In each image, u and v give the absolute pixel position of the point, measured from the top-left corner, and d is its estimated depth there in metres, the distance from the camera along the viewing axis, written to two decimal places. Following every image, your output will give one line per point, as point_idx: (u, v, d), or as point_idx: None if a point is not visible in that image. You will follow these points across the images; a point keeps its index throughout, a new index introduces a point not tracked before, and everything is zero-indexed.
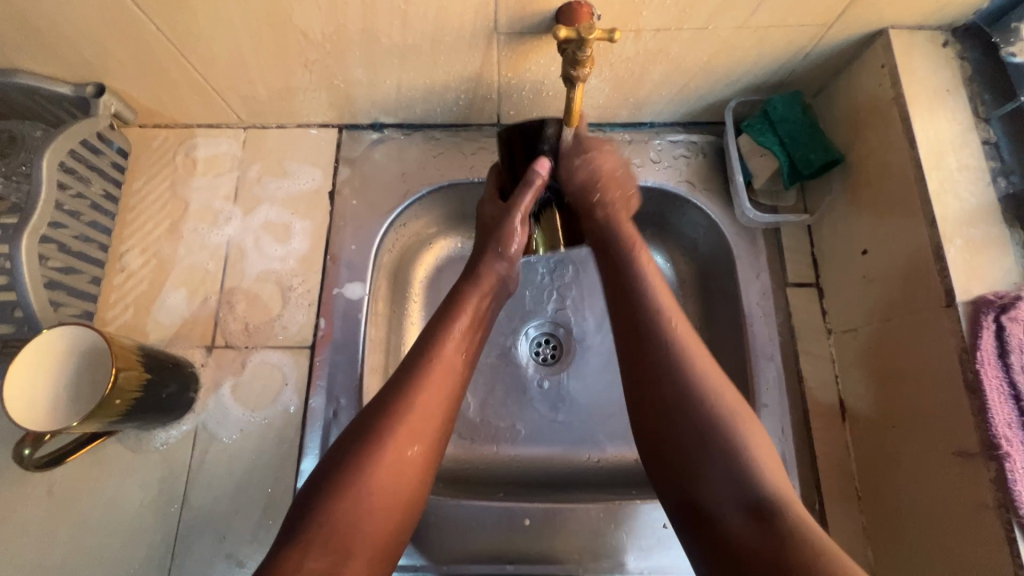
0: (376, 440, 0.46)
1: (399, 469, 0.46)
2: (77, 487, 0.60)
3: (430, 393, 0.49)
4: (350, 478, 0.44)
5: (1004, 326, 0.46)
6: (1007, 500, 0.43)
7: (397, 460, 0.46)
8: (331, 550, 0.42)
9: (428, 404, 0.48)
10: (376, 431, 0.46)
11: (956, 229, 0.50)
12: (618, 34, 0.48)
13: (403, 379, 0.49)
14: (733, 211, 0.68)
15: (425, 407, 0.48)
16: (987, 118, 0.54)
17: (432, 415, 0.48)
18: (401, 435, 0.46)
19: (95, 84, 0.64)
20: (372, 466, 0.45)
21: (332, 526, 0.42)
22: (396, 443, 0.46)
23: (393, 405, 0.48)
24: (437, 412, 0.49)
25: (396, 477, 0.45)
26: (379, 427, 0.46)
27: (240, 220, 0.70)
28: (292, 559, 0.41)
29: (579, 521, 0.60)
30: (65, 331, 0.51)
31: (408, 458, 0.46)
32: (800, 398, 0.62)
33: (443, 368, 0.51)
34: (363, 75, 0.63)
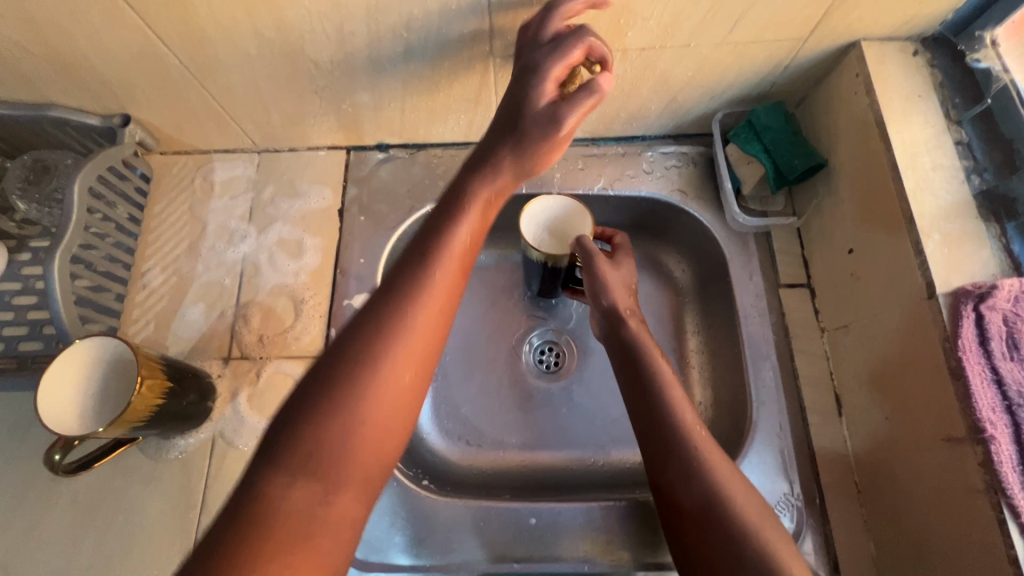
0: (370, 355, 0.43)
1: (393, 395, 0.43)
2: (100, 494, 0.62)
3: (424, 317, 0.45)
4: (341, 393, 0.41)
5: (983, 315, 0.48)
6: (994, 482, 0.44)
7: (391, 378, 0.43)
8: (313, 473, 0.39)
9: (421, 326, 0.45)
10: (370, 347, 0.43)
11: (934, 224, 0.53)
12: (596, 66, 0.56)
13: (399, 293, 0.46)
14: (724, 217, 0.72)
15: (417, 330, 0.45)
16: (958, 121, 0.57)
17: (424, 338, 0.45)
18: (395, 354, 0.44)
19: (121, 115, 0.68)
20: (360, 383, 0.42)
21: (318, 451, 0.40)
22: (389, 364, 0.43)
23: (385, 320, 0.44)
24: (426, 338, 0.45)
25: (387, 397, 0.42)
26: (369, 344, 0.43)
27: (254, 237, 0.73)
28: (275, 484, 0.38)
29: (585, 520, 0.61)
30: (92, 343, 0.54)
31: (403, 383, 0.43)
32: (796, 395, 0.64)
33: (440, 286, 0.47)
34: (369, 99, 0.67)
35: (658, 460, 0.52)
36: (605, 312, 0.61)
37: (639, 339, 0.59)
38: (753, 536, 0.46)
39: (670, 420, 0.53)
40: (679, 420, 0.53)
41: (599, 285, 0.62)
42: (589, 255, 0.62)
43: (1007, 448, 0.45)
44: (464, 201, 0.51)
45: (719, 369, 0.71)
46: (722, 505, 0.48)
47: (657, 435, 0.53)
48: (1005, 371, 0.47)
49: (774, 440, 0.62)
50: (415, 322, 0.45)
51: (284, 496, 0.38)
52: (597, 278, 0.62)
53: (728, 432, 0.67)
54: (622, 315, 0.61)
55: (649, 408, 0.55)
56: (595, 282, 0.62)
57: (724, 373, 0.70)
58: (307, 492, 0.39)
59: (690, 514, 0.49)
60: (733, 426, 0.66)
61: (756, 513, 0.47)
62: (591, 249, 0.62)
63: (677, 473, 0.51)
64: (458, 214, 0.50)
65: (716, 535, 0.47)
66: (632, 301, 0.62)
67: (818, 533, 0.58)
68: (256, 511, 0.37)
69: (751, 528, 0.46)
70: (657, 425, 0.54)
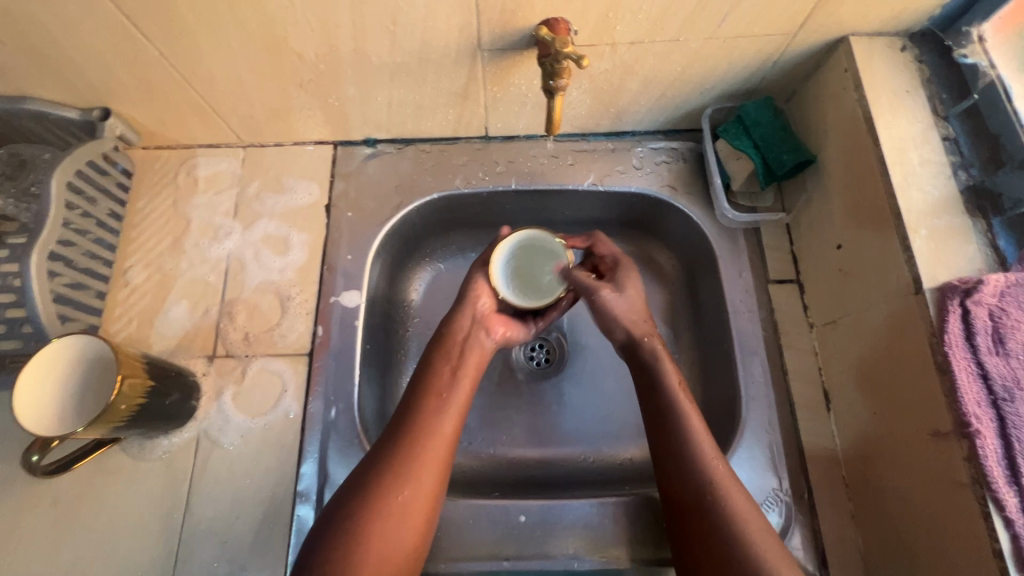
0: (371, 490, 0.50)
1: (398, 527, 0.49)
2: (81, 495, 0.61)
3: (422, 473, 0.51)
4: (348, 526, 0.48)
5: (969, 309, 0.47)
6: (979, 475, 0.44)
7: (381, 558, 0.48)
8: None
9: (423, 452, 0.52)
10: (372, 482, 0.50)
11: (920, 219, 0.53)
12: (584, 61, 0.51)
13: (401, 422, 0.54)
14: (714, 213, 0.72)
15: (421, 458, 0.52)
16: (945, 116, 0.57)
17: (429, 463, 0.52)
18: (392, 487, 0.50)
19: (101, 108, 0.67)
20: (367, 512, 0.49)
21: None
22: (390, 495, 0.50)
23: (388, 452, 0.52)
24: (433, 461, 0.52)
25: (391, 526, 0.49)
26: (373, 478, 0.50)
27: (239, 234, 0.72)
28: None
29: (575, 516, 0.61)
30: (70, 342, 0.53)
31: (405, 513, 0.50)
32: (785, 390, 0.64)
33: (436, 418, 0.54)
34: (356, 93, 0.66)
35: (663, 460, 0.54)
36: (623, 340, 0.60)
37: (654, 358, 0.58)
38: (749, 550, 0.47)
39: (675, 417, 0.54)
40: (683, 418, 0.54)
41: (609, 318, 0.61)
42: (589, 291, 0.61)
43: (992, 442, 0.44)
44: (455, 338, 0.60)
45: (709, 365, 0.71)
46: (713, 499, 0.50)
47: (673, 455, 0.53)
48: (990, 365, 0.46)
49: (763, 435, 0.62)
50: (412, 481, 0.51)
51: None
52: (603, 312, 0.61)
53: (717, 428, 0.67)
54: (641, 341, 0.59)
55: (665, 426, 0.55)
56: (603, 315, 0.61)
57: (713, 369, 0.70)
58: None
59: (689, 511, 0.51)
60: (722, 421, 0.67)
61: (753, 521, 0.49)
62: (587, 283, 0.61)
63: (673, 473, 0.53)
64: (451, 348, 0.59)
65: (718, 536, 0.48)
66: (645, 323, 0.60)
67: (806, 528, 0.59)
68: None
69: (747, 541, 0.47)
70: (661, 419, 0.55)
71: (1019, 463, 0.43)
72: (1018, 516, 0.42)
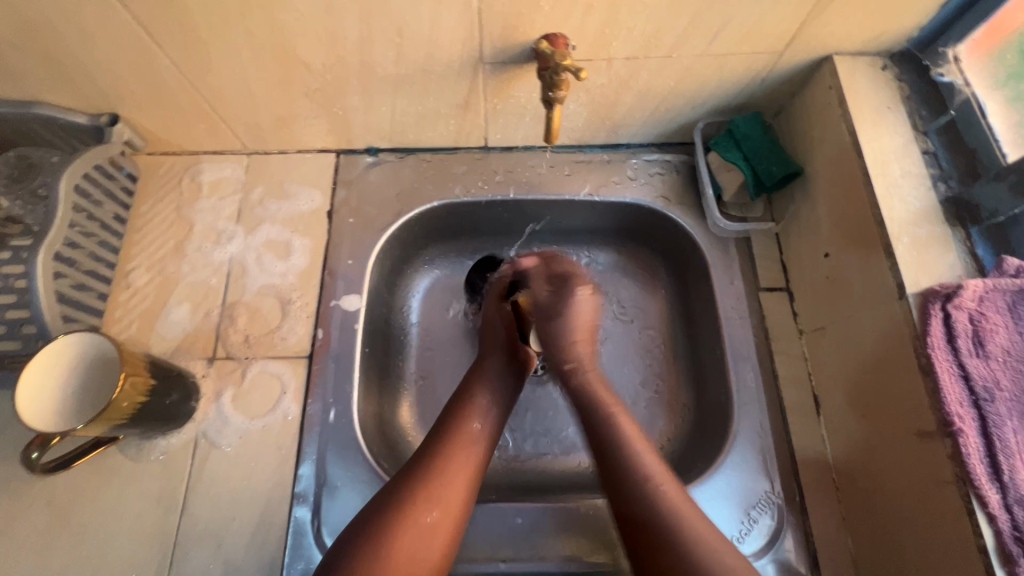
0: (399, 505, 0.50)
1: (423, 546, 0.49)
2: (76, 495, 0.61)
3: (449, 493, 0.52)
4: (379, 543, 0.48)
5: (951, 313, 0.49)
6: (963, 473, 0.46)
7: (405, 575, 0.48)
8: None
9: (448, 474, 0.53)
10: (400, 498, 0.51)
11: (903, 228, 0.55)
12: (583, 73, 0.53)
13: (432, 446, 0.56)
14: (706, 222, 0.74)
15: (447, 477, 0.53)
16: (925, 131, 0.60)
17: (453, 485, 0.53)
18: (421, 502, 0.51)
19: (109, 114, 0.68)
20: (396, 527, 0.49)
21: None
22: (417, 509, 0.50)
23: (416, 470, 0.53)
24: (459, 484, 0.53)
25: (414, 542, 0.49)
26: (403, 494, 0.51)
27: (242, 238, 0.74)
28: None
29: (578, 517, 0.62)
30: (73, 339, 0.53)
31: (428, 530, 0.50)
32: (776, 395, 0.66)
33: (465, 442, 0.56)
34: (359, 102, 0.68)
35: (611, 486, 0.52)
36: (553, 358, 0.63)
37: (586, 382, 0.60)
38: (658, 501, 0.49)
39: (617, 439, 0.55)
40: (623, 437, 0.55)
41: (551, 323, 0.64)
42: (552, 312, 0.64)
43: (974, 440, 0.46)
44: (486, 372, 0.63)
45: (702, 371, 0.73)
46: (661, 510, 0.49)
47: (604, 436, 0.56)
48: (972, 367, 0.48)
49: (755, 438, 0.63)
50: (440, 499, 0.52)
51: None
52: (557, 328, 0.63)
53: (710, 432, 0.68)
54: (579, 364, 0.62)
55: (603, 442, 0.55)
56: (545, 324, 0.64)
57: (706, 374, 0.72)
58: None
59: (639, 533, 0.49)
60: (715, 425, 0.68)
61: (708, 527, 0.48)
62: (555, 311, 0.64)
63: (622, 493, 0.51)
64: (481, 383, 0.62)
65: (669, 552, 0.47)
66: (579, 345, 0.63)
67: (797, 530, 0.60)
68: None
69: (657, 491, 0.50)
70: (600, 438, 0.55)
71: (1000, 460, 0.45)
72: (1000, 511, 0.44)
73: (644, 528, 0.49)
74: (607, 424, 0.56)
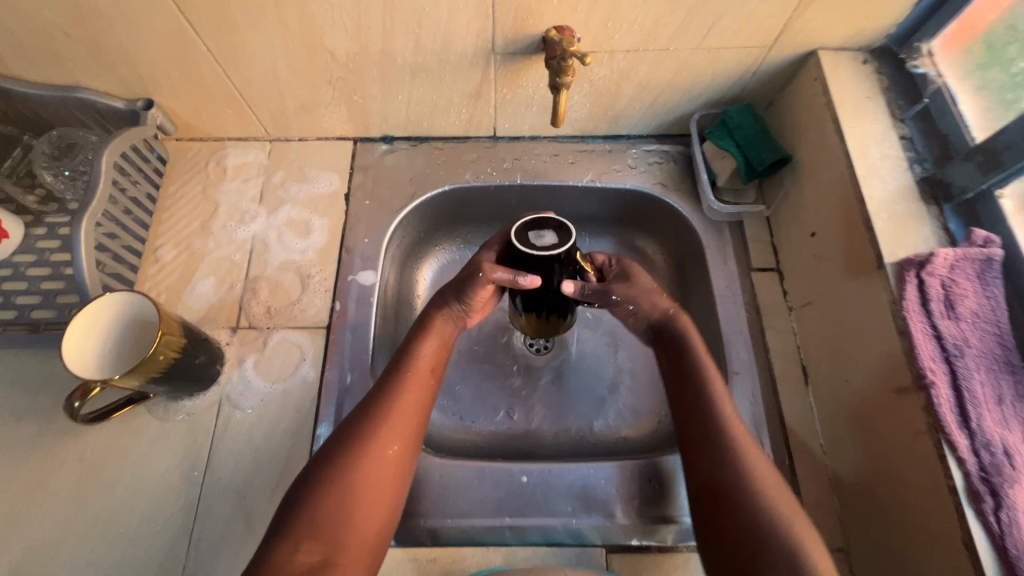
0: (358, 442, 0.54)
1: (381, 476, 0.54)
2: (106, 452, 0.65)
3: (401, 426, 0.56)
4: (336, 480, 0.52)
5: (924, 279, 0.54)
6: (935, 422, 0.50)
7: (370, 502, 0.52)
8: (316, 538, 0.49)
9: (401, 412, 0.57)
10: (357, 436, 0.55)
11: (882, 205, 0.60)
12: (588, 58, 0.59)
13: (384, 387, 0.58)
14: (701, 207, 0.78)
15: (400, 414, 0.57)
16: (902, 119, 0.65)
17: (405, 422, 0.57)
18: (379, 439, 0.55)
19: (145, 99, 0.73)
20: (353, 463, 0.53)
21: (317, 524, 0.50)
22: (375, 444, 0.54)
23: (371, 411, 0.56)
24: (412, 420, 0.57)
25: (374, 473, 0.53)
26: (358, 432, 0.55)
27: (264, 217, 0.78)
28: (286, 548, 0.48)
29: (610, 474, 0.65)
30: (116, 298, 0.57)
31: (386, 462, 0.54)
32: (767, 366, 0.70)
33: (416, 382, 0.59)
34: (378, 91, 0.74)
35: (692, 450, 0.56)
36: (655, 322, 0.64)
37: (686, 330, 0.62)
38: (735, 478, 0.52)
39: (708, 403, 0.57)
40: (714, 402, 0.57)
41: (631, 301, 0.63)
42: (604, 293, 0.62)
43: (945, 392, 0.50)
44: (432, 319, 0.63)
45: None
46: (750, 486, 0.51)
47: (695, 418, 0.57)
48: (943, 327, 0.52)
49: (747, 406, 0.67)
50: (396, 434, 0.56)
51: (295, 559, 0.48)
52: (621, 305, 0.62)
53: None
54: (669, 313, 0.63)
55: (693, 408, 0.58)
56: (617, 306, 0.64)
57: None
58: (307, 556, 0.49)
59: (704, 495, 0.54)
60: None
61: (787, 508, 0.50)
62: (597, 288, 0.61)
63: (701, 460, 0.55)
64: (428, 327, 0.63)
65: (739, 521, 0.50)
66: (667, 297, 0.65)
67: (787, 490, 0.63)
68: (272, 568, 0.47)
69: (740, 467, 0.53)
70: (691, 405, 0.58)
71: (968, 409, 0.49)
72: (968, 455, 0.48)
73: (717, 494, 0.53)
74: (706, 395, 0.58)
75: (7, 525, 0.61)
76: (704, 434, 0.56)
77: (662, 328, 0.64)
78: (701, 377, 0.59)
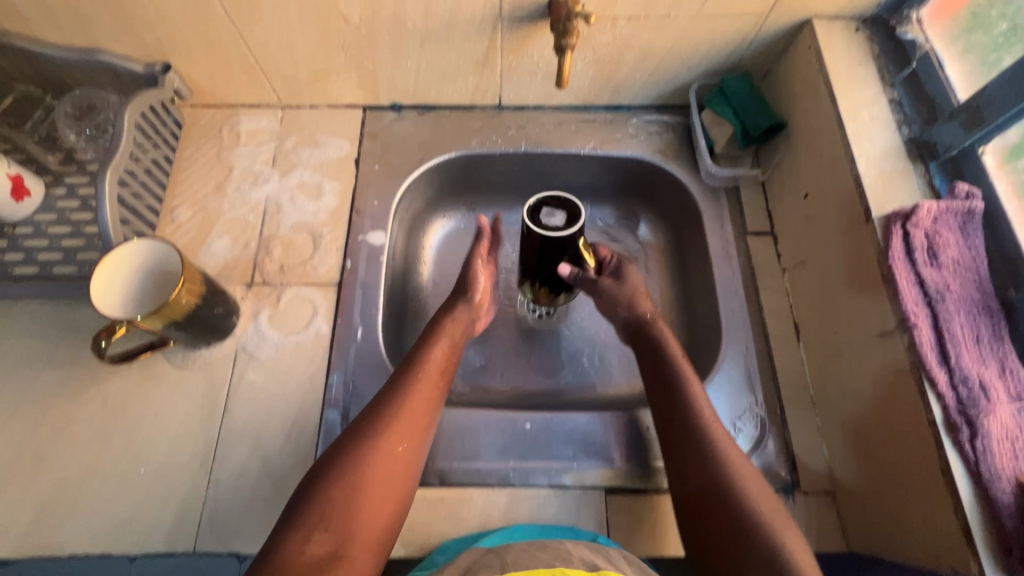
0: (371, 435, 0.54)
1: (392, 472, 0.53)
2: (127, 398, 0.68)
3: (412, 424, 0.57)
4: (349, 473, 0.51)
5: (909, 230, 0.57)
6: (917, 361, 0.53)
7: (379, 498, 0.52)
8: (326, 529, 0.48)
9: (413, 410, 0.57)
10: (371, 429, 0.55)
11: (871, 164, 0.63)
12: (591, 18, 0.63)
13: (396, 386, 0.59)
14: (699, 174, 0.81)
15: (411, 413, 0.57)
16: (892, 84, 0.68)
17: (416, 420, 0.57)
18: (391, 433, 0.55)
19: (163, 63, 0.75)
20: (366, 457, 0.53)
21: (328, 514, 0.49)
22: (387, 438, 0.54)
23: (384, 407, 0.57)
24: (422, 420, 0.58)
25: (386, 466, 0.53)
26: (371, 426, 0.55)
27: (277, 180, 0.81)
28: (295, 540, 0.47)
29: (605, 425, 0.68)
30: (142, 245, 0.60)
31: (396, 457, 0.54)
32: (761, 323, 0.73)
33: (425, 382, 0.60)
34: (389, 57, 0.76)
35: (680, 456, 0.57)
36: (632, 324, 0.68)
37: (661, 334, 0.65)
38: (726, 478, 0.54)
39: (689, 410, 0.59)
40: (696, 409, 0.59)
41: (614, 301, 0.68)
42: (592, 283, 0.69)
43: (926, 333, 0.53)
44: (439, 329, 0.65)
45: (695, 307, 0.80)
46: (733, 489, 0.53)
47: (678, 427, 0.59)
48: (926, 275, 0.55)
49: (741, 359, 0.70)
50: (406, 431, 0.56)
51: (304, 550, 0.47)
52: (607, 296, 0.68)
53: (701, 358, 0.76)
54: (647, 318, 0.67)
55: (677, 414, 0.59)
56: (603, 298, 0.69)
57: (698, 310, 0.79)
58: (316, 547, 0.47)
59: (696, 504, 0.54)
60: (705, 352, 0.75)
61: (771, 509, 0.52)
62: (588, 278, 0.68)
63: (690, 466, 0.56)
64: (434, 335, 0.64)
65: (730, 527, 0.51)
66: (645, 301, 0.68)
67: (778, 437, 0.67)
68: (281, 559, 0.46)
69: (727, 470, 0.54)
70: (673, 411, 0.59)
71: (948, 348, 0.52)
72: (948, 390, 0.51)
73: (703, 500, 0.54)
74: (688, 401, 0.59)
75: (34, 465, 0.64)
76: (688, 441, 0.57)
77: (636, 329, 0.67)
78: (684, 385, 0.60)
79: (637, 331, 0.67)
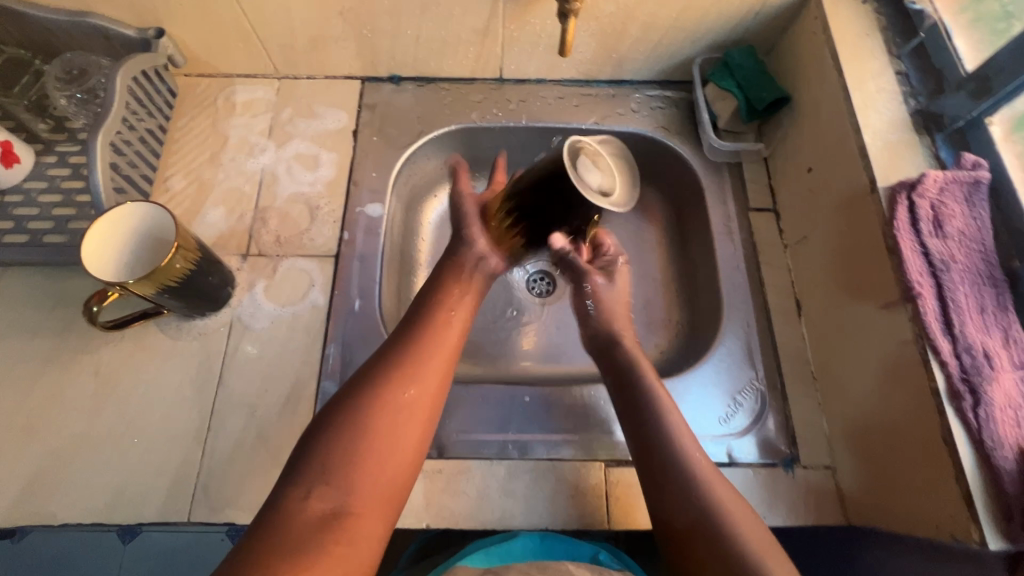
0: (378, 384, 0.51)
1: (403, 424, 0.50)
2: (120, 368, 0.67)
3: (427, 375, 0.53)
4: (353, 422, 0.48)
5: (914, 201, 0.56)
6: (921, 330, 0.53)
7: (389, 450, 0.49)
8: (331, 480, 0.46)
9: (425, 359, 0.54)
10: (378, 377, 0.52)
11: (877, 134, 0.62)
12: None
13: (408, 333, 0.55)
14: (701, 149, 0.80)
15: (425, 362, 0.54)
16: (899, 56, 0.67)
17: (431, 370, 0.53)
18: (399, 382, 0.51)
19: (156, 28, 0.73)
20: (372, 405, 0.49)
21: (331, 466, 0.46)
22: (396, 387, 0.51)
23: (394, 356, 0.54)
24: (436, 371, 0.54)
25: (395, 417, 0.50)
26: (379, 375, 0.52)
27: (273, 151, 0.79)
28: (297, 491, 0.45)
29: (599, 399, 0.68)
30: (136, 209, 0.59)
31: (406, 407, 0.51)
32: (762, 298, 0.73)
33: (441, 330, 0.56)
34: (388, 24, 0.75)
35: (645, 462, 0.54)
36: (602, 343, 0.63)
37: (632, 356, 0.61)
38: (712, 506, 0.49)
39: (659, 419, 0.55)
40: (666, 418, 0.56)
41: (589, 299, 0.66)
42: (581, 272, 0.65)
43: (931, 303, 0.52)
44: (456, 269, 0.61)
45: (695, 283, 0.79)
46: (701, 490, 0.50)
47: (640, 432, 0.56)
48: (932, 245, 0.54)
49: (741, 334, 0.70)
50: (418, 380, 0.52)
51: (307, 501, 0.44)
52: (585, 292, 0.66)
53: (701, 333, 0.75)
54: (618, 338, 0.63)
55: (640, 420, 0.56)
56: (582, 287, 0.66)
57: (699, 286, 0.78)
58: (319, 497, 0.45)
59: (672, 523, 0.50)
60: (706, 328, 0.75)
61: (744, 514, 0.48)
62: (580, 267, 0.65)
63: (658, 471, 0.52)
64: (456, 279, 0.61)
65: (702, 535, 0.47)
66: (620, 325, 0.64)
67: (778, 413, 0.66)
68: (283, 511, 0.44)
69: (713, 496, 0.49)
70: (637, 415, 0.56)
71: (952, 317, 0.52)
72: (951, 358, 0.50)
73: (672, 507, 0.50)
74: (651, 407, 0.56)
75: (25, 434, 0.63)
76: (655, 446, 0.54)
77: (607, 347, 0.63)
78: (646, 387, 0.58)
79: (604, 348, 0.63)
